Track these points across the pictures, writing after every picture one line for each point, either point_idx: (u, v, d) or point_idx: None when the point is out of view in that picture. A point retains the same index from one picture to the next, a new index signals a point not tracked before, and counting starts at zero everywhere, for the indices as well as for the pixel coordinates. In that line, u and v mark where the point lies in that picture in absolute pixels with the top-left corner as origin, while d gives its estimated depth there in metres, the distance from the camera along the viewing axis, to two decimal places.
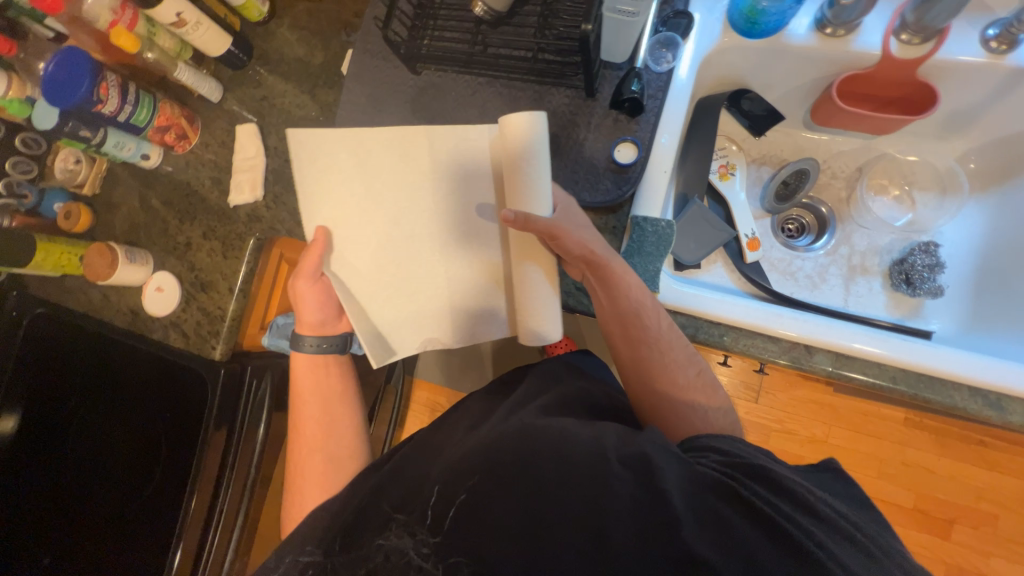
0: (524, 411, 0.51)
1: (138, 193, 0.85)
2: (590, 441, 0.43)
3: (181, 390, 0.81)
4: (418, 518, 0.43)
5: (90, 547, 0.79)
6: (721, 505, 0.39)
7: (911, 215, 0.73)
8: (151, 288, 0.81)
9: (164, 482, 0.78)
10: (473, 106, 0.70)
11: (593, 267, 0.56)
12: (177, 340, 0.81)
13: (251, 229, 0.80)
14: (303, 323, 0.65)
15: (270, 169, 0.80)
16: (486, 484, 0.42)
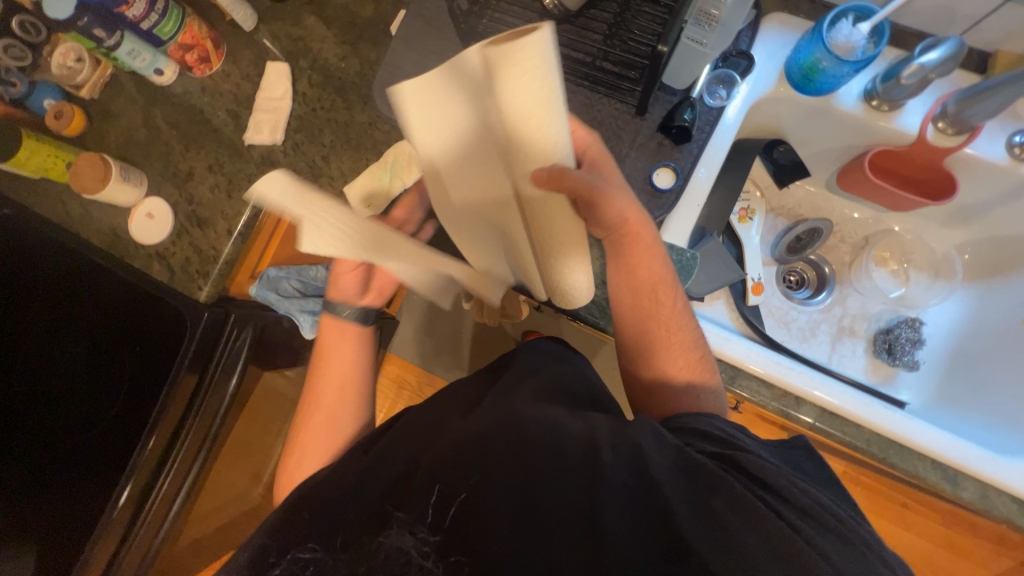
0: (518, 392, 0.51)
1: (141, 108, 0.79)
2: (581, 436, 0.45)
3: (152, 327, 0.75)
4: (418, 516, 0.42)
5: (24, 471, 0.74)
6: (713, 499, 0.40)
7: (903, 289, 0.78)
8: (141, 213, 0.76)
9: (121, 417, 0.74)
10: None
11: (620, 235, 0.55)
12: (160, 273, 0.77)
13: (262, 172, 0.76)
14: (336, 290, 0.66)
15: (294, 114, 0.75)
16: (489, 480, 0.42)
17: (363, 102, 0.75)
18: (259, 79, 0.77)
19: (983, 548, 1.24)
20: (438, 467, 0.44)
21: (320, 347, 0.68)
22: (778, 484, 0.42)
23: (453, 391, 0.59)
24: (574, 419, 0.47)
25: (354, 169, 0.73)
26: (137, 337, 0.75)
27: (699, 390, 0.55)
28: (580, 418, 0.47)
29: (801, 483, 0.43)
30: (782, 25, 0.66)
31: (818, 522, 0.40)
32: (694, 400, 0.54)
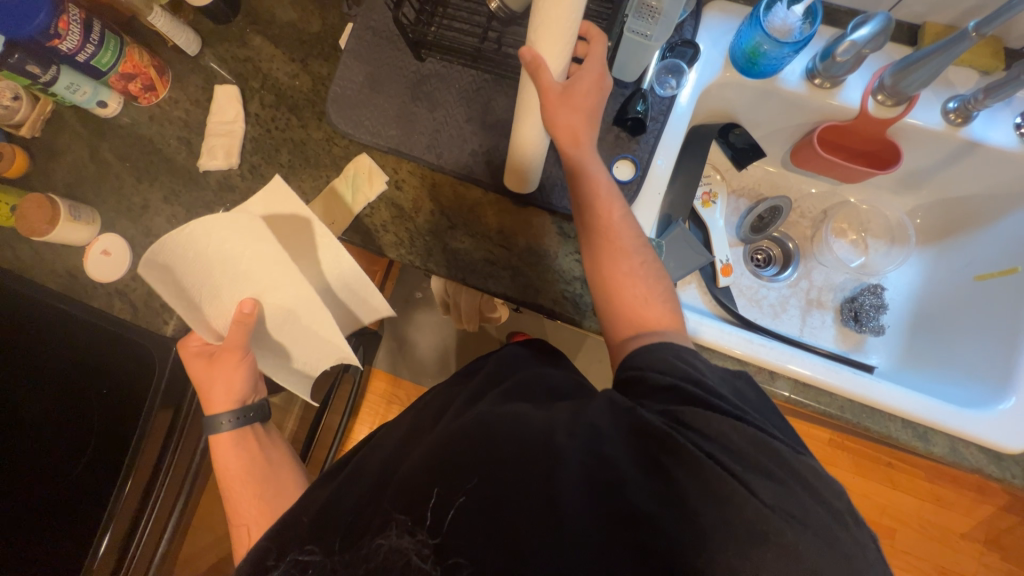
0: (488, 396, 0.51)
1: (88, 143, 0.76)
2: (544, 425, 0.44)
3: (123, 368, 0.74)
4: (418, 517, 0.42)
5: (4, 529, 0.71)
6: (675, 470, 0.41)
7: (864, 258, 0.80)
8: (95, 250, 0.73)
9: (97, 463, 0.72)
10: (477, 102, 0.70)
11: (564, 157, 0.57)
12: (123, 310, 0.73)
13: (221, 198, 0.74)
14: (214, 401, 0.60)
15: (248, 137, 0.74)
16: (470, 495, 0.41)
17: (318, 118, 0.74)
18: (209, 104, 0.76)
19: (965, 497, 1.29)
20: (432, 475, 0.43)
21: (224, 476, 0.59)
22: (742, 449, 0.42)
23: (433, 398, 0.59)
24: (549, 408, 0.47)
25: (315, 186, 0.72)
26: (109, 382, 0.74)
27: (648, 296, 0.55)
28: (544, 410, 0.47)
29: (770, 440, 0.43)
30: (723, 12, 0.67)
31: (766, 460, 0.41)
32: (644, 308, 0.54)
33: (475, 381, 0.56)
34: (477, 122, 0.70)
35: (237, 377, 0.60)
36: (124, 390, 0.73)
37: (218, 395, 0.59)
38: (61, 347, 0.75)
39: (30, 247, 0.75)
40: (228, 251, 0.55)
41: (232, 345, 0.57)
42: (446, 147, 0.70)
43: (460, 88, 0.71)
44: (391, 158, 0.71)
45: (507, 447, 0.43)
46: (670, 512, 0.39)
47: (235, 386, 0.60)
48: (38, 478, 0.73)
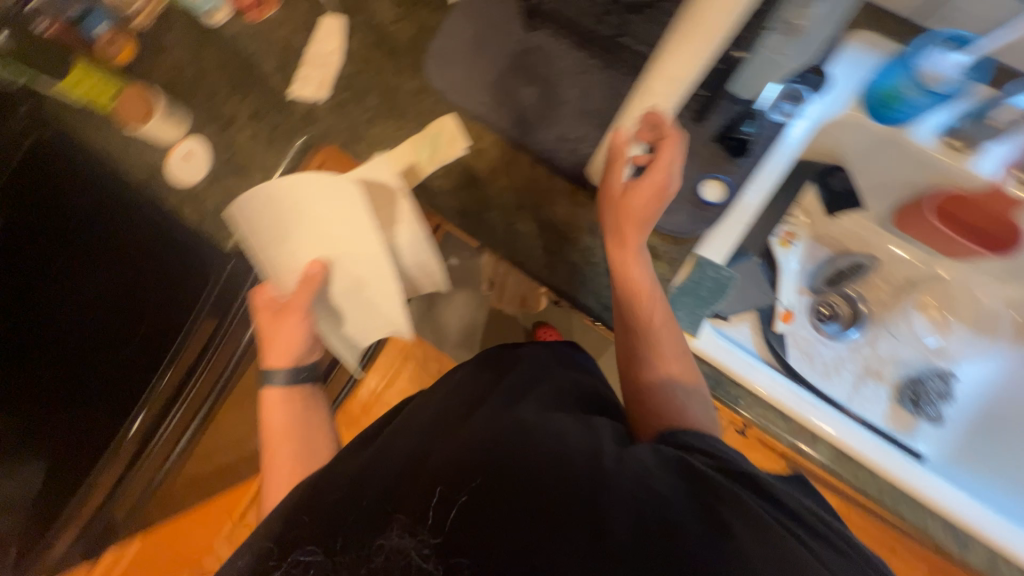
0: (523, 402, 0.51)
1: (191, 46, 0.78)
2: (586, 446, 0.44)
3: (180, 270, 0.76)
4: (418, 517, 0.41)
5: (52, 392, 0.77)
6: (728, 518, 0.40)
7: (939, 340, 0.75)
8: (177, 152, 0.76)
9: (141, 352, 0.76)
10: (575, 86, 0.68)
11: (611, 219, 0.56)
12: (192, 215, 0.76)
13: (303, 127, 0.75)
14: (270, 358, 0.59)
15: (342, 73, 0.74)
16: (476, 499, 0.40)
17: (411, 67, 0.73)
18: (311, 32, 0.76)
19: None
20: (437, 473, 0.43)
21: (266, 433, 0.59)
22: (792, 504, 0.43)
23: (458, 384, 0.60)
24: (584, 422, 0.48)
25: (394, 136, 0.72)
26: (162, 279, 0.76)
27: (686, 390, 0.54)
28: (584, 426, 0.47)
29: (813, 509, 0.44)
30: (868, 44, 0.62)
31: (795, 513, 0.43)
32: (681, 400, 0.54)
33: (499, 382, 0.57)
34: (569, 106, 0.68)
35: (298, 337, 0.59)
36: (176, 289, 0.76)
37: (277, 351, 0.58)
38: (121, 235, 0.76)
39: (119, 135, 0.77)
40: (309, 215, 0.60)
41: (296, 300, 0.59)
42: (533, 126, 0.68)
43: (559, 68, 0.68)
44: (475, 125, 0.70)
45: (527, 454, 0.43)
46: (715, 559, 0.37)
47: (293, 347, 0.59)
48: (84, 353, 0.77)
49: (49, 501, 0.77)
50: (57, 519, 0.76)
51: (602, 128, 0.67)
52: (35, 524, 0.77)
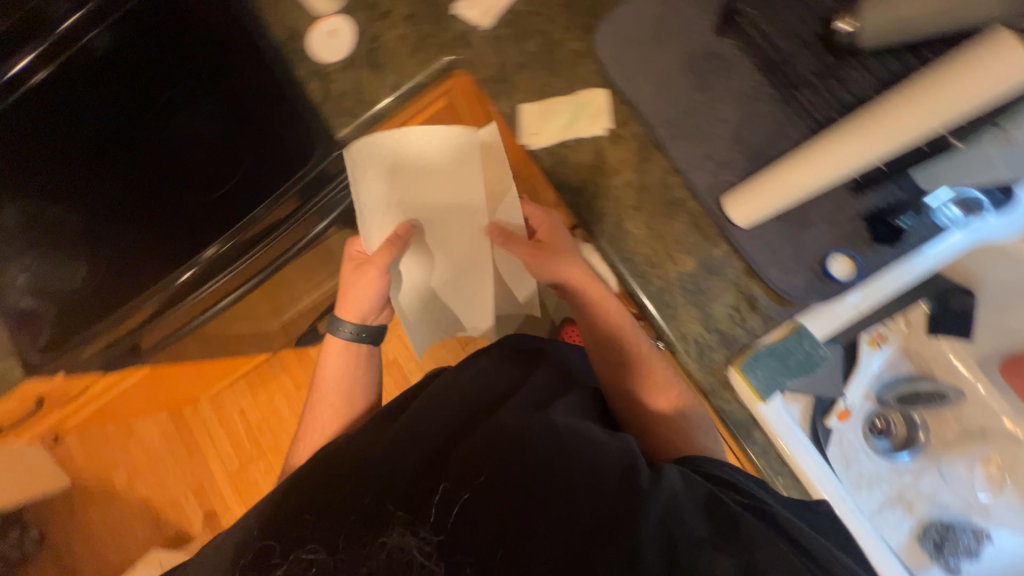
0: (554, 404, 0.55)
1: None
2: (614, 452, 0.49)
3: (283, 145, 0.76)
4: (420, 518, 0.49)
5: (109, 213, 0.74)
6: (756, 558, 0.43)
7: (987, 497, 0.72)
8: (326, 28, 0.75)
9: (217, 209, 0.76)
10: (741, 109, 0.64)
11: (575, 297, 0.65)
12: (316, 93, 0.76)
13: (452, 47, 0.72)
14: (344, 309, 0.71)
15: (511, 7, 0.71)
16: (488, 483, 0.49)
17: (583, 28, 0.69)
18: None
19: None
20: (440, 475, 0.51)
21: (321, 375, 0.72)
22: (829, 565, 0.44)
23: (478, 367, 0.62)
24: (605, 434, 0.52)
25: (540, 91, 0.69)
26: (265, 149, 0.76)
27: (690, 422, 0.58)
28: (614, 436, 0.51)
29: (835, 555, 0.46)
30: None
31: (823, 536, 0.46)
32: (685, 430, 0.58)
33: (525, 383, 0.60)
34: (729, 127, 0.64)
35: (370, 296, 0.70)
36: (274, 161, 0.76)
37: (351, 304, 0.70)
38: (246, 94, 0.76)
39: None
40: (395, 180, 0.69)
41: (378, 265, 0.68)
42: (681, 133, 0.65)
43: (735, 85, 0.64)
44: (623, 110, 0.67)
45: (527, 469, 0.48)
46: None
47: (364, 305, 0.70)
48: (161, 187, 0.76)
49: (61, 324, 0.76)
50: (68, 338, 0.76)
51: (754, 161, 0.63)
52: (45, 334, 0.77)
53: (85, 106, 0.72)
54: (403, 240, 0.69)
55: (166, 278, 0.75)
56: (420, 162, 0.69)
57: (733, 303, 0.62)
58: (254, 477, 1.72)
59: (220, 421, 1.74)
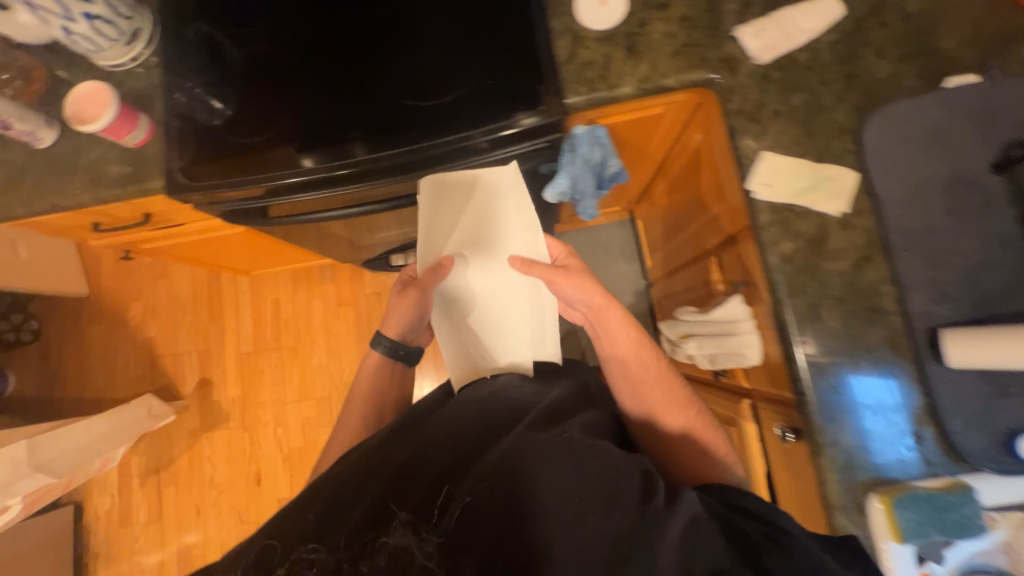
0: (572, 422, 0.62)
1: None
2: (628, 465, 0.54)
3: (501, 88, 0.72)
4: (425, 520, 0.48)
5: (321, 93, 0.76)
6: None
7: None
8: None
9: (406, 120, 0.73)
10: (989, 253, 0.61)
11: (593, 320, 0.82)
12: (562, 50, 0.73)
13: (715, 67, 0.70)
14: (388, 325, 0.90)
15: (791, 55, 0.69)
16: (490, 489, 0.50)
17: (853, 105, 0.67)
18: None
19: None
20: (444, 474, 0.53)
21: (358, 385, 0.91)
22: None
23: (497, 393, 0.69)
24: (621, 452, 0.57)
25: (786, 146, 0.67)
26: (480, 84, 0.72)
27: (701, 449, 0.72)
28: (630, 457, 0.56)
29: None
30: None
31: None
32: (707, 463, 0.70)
33: (555, 399, 0.68)
34: (965, 262, 0.61)
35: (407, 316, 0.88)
36: (485, 98, 0.72)
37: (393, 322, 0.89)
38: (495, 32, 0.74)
39: None
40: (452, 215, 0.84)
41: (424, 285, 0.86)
42: (914, 249, 0.62)
43: (988, 224, 0.61)
44: (863, 201, 0.65)
45: (543, 476, 0.50)
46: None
47: (401, 324, 0.89)
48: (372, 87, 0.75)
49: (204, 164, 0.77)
50: (205, 181, 0.77)
51: (977, 306, 0.60)
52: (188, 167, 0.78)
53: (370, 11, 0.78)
54: (448, 269, 0.84)
55: (313, 164, 0.74)
56: (491, 205, 0.83)
57: (895, 433, 0.60)
58: (260, 368, 1.69)
59: (252, 301, 1.71)
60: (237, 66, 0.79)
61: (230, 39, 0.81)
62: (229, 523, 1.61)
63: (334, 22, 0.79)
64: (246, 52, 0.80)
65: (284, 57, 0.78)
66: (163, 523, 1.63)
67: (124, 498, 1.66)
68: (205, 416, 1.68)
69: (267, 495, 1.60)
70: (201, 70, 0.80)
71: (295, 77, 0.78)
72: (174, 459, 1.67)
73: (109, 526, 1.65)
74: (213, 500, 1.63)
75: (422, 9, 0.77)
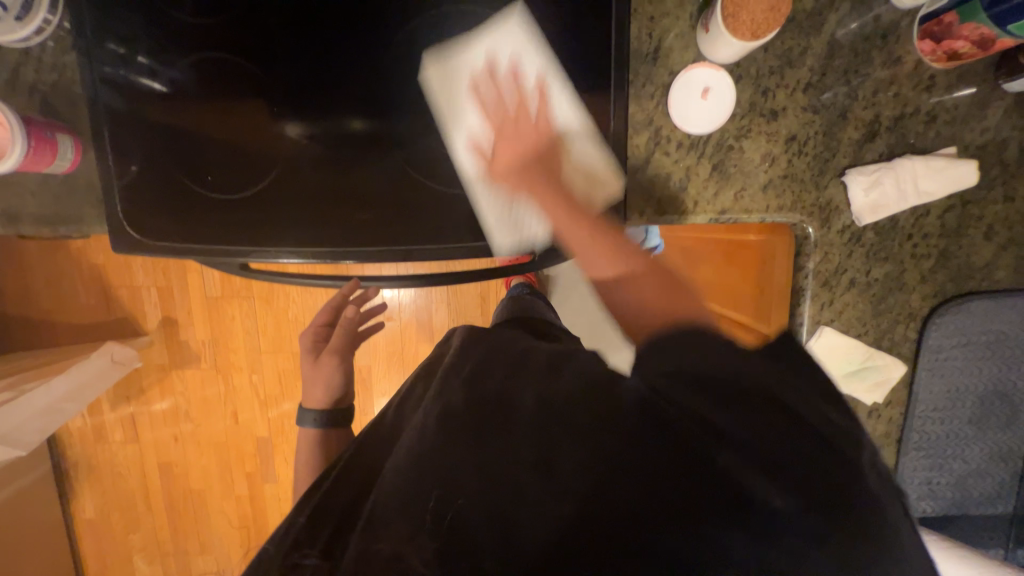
0: (485, 363, 0.56)
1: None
2: (527, 397, 0.48)
3: None
4: (399, 524, 0.44)
5: (319, 158, 0.60)
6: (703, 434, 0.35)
7: None
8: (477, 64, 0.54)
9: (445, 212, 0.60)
10: (988, 462, 0.63)
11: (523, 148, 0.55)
12: (635, 153, 0.59)
13: (810, 212, 0.59)
14: (310, 400, 0.83)
15: (895, 216, 0.59)
16: (419, 469, 0.47)
17: (935, 290, 0.60)
18: (924, 143, 0.57)
19: None
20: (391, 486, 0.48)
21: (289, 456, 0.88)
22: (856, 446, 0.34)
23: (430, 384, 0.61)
24: (517, 387, 0.50)
25: (848, 322, 0.62)
26: None
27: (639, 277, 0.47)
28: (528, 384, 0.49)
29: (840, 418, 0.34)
30: None
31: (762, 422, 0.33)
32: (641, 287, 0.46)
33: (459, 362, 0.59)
34: (964, 469, 0.64)
35: (329, 382, 0.82)
36: None
37: (316, 394, 0.82)
38: None
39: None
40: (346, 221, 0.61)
41: (337, 349, 0.82)
42: (925, 445, 0.64)
43: (1002, 440, 0.63)
44: (897, 390, 0.63)
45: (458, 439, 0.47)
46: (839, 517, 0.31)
47: (326, 392, 0.82)
48: (392, 168, 0.60)
49: (176, 220, 0.61)
50: (176, 246, 0.60)
51: (955, 505, 0.65)
52: (151, 220, 0.60)
53: (368, 49, 0.58)
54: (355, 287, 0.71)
55: (311, 240, 0.60)
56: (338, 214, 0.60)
57: None
58: (230, 313, 1.60)
59: None
60: (226, 96, 0.59)
61: (210, 42, 0.58)
62: (209, 451, 1.70)
63: (358, 68, 0.59)
64: (211, 65, 0.59)
65: (257, 87, 0.59)
66: (141, 444, 1.70)
67: (96, 420, 1.68)
68: (175, 352, 1.63)
69: (246, 431, 1.68)
70: (171, 78, 0.59)
71: (310, 133, 0.60)
72: (144, 389, 1.66)
73: (84, 443, 1.69)
74: (190, 429, 1.69)
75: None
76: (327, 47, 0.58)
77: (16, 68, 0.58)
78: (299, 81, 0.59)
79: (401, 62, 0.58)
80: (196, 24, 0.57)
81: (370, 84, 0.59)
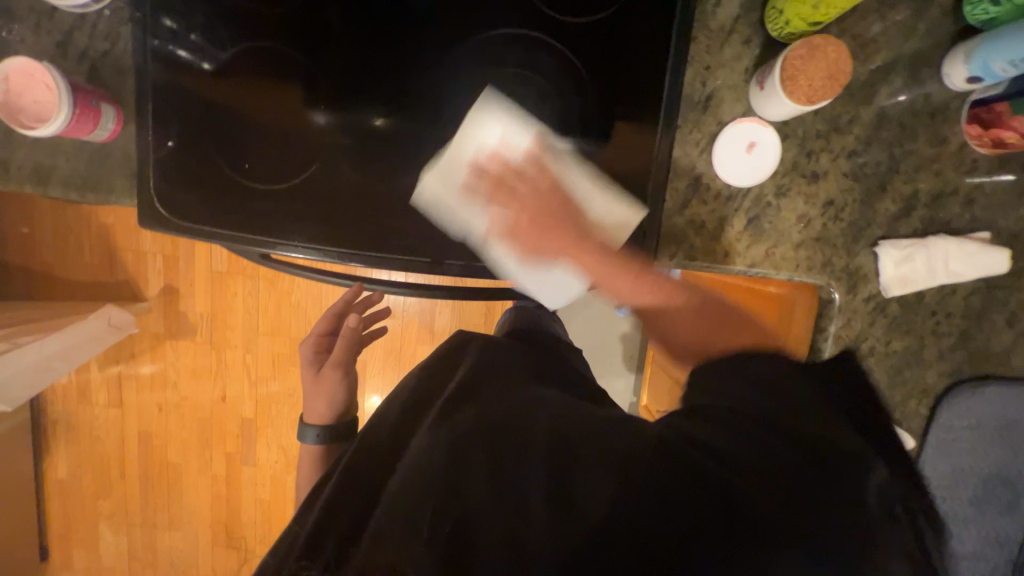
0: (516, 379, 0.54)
1: (890, 71, 0.55)
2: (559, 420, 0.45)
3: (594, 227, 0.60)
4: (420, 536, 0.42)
5: (359, 159, 0.60)
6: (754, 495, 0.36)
7: None
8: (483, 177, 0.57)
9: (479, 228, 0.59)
10: (985, 545, 0.63)
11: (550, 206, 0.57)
12: (673, 195, 0.59)
13: (838, 276, 0.59)
14: (311, 413, 0.82)
15: (922, 291, 0.59)
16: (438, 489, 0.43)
17: (952, 368, 0.61)
18: (958, 224, 0.58)
19: None
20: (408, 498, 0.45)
21: None
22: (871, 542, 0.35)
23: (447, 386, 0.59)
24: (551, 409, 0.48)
25: None
26: None
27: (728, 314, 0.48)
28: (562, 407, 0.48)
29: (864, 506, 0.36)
30: None
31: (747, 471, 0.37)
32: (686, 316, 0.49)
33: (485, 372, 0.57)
34: (960, 549, 0.63)
35: (333, 395, 0.81)
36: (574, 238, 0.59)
37: (319, 408, 0.81)
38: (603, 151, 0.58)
39: (736, 49, 0.57)
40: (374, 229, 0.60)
41: (341, 363, 0.82)
42: None
43: (1001, 526, 0.62)
44: None
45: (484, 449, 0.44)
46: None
47: (328, 406, 0.81)
48: None
49: (203, 202, 0.60)
50: (205, 228, 0.60)
51: None
52: (181, 202, 0.60)
53: (420, 59, 0.58)
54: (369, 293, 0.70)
55: (339, 242, 0.59)
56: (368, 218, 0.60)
57: None
58: (232, 290, 1.59)
59: None
60: (273, 87, 0.59)
61: (265, 32, 0.58)
62: (192, 425, 1.67)
63: (410, 77, 0.59)
64: (261, 53, 0.59)
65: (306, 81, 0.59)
66: (123, 409, 1.67)
67: (82, 379, 1.65)
68: (171, 322, 1.62)
69: (232, 410, 1.66)
70: (219, 59, 0.59)
71: (351, 132, 0.60)
72: (135, 354, 1.64)
73: (66, 402, 1.66)
74: (176, 400, 1.66)
75: (526, 93, 0.58)
76: (381, 51, 0.58)
77: (69, 33, 0.58)
78: (349, 81, 0.59)
79: (451, 77, 0.58)
80: (255, 11, 0.57)
81: (420, 94, 0.59)
